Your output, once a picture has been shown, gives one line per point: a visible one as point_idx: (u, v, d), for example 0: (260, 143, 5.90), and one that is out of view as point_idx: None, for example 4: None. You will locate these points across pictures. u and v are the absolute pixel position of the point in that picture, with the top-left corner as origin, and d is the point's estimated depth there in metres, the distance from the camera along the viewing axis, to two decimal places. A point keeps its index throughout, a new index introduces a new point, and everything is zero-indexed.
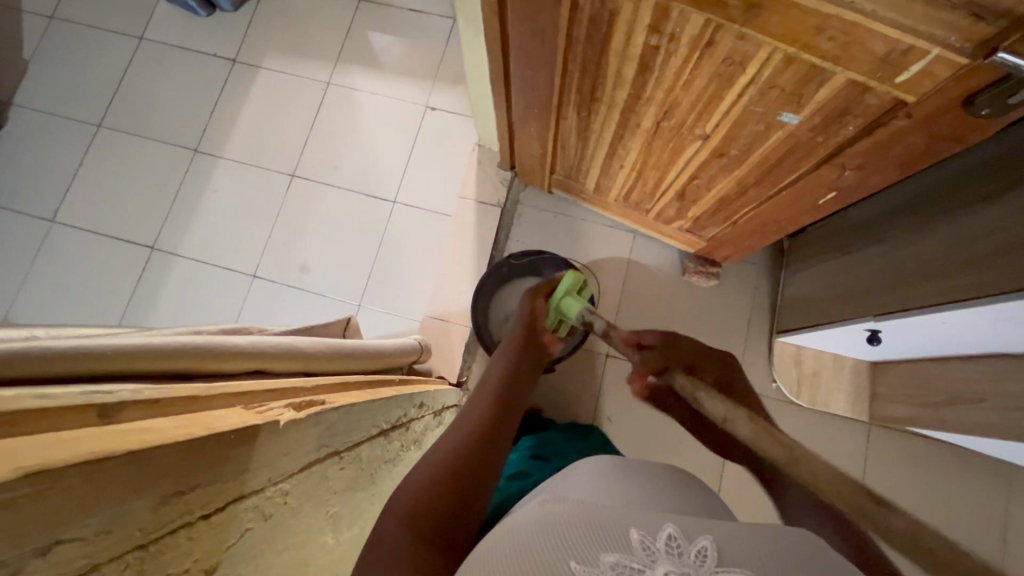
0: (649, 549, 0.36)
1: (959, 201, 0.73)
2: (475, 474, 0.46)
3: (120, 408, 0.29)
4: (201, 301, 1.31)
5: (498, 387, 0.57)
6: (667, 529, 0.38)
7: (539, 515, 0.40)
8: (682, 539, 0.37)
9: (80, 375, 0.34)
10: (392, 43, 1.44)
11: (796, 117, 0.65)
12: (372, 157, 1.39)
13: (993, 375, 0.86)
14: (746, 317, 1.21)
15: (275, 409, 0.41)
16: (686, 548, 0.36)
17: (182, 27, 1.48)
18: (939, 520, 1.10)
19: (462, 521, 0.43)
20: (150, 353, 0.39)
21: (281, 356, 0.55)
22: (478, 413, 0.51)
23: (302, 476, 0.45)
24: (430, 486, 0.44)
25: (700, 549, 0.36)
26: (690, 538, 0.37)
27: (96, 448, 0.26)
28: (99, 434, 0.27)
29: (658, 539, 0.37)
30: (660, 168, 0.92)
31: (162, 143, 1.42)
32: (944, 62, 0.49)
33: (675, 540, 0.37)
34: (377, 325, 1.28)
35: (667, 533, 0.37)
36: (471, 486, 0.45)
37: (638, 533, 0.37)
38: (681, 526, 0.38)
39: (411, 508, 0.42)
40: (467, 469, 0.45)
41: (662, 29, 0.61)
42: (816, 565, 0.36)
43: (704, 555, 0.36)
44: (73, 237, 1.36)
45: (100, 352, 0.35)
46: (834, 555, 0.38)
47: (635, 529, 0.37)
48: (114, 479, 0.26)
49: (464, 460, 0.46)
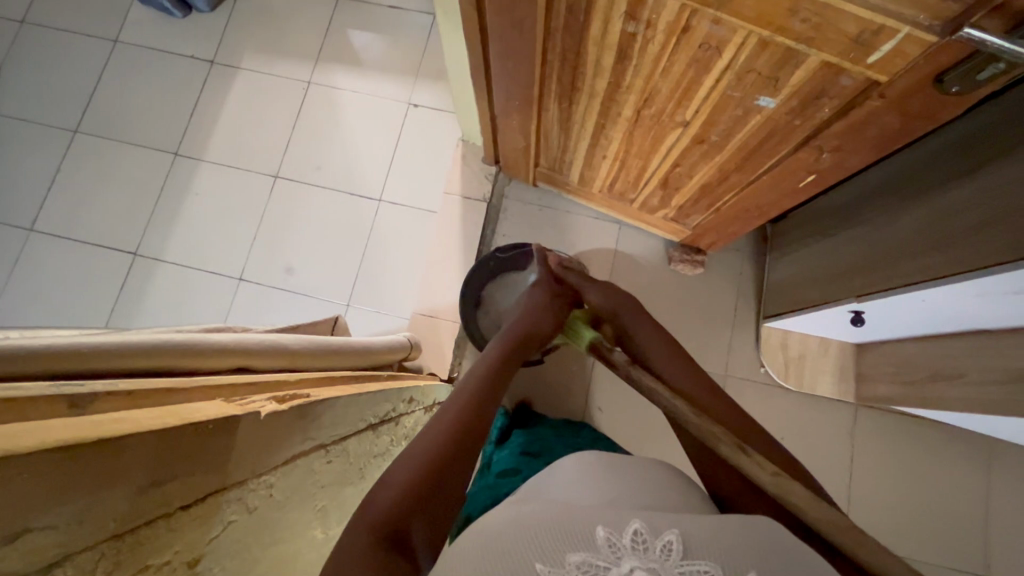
0: (615, 545, 0.38)
1: (935, 179, 0.74)
2: (445, 480, 0.46)
3: (92, 399, 0.29)
4: (186, 306, 1.30)
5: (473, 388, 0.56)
6: (634, 525, 0.39)
7: (509, 517, 0.42)
8: (647, 534, 0.38)
9: (57, 371, 0.34)
10: (373, 40, 1.43)
11: (773, 101, 0.66)
12: (356, 156, 1.38)
13: (972, 351, 0.88)
14: (732, 303, 1.22)
15: (256, 401, 0.40)
16: (651, 543, 0.38)
17: (158, 29, 1.46)
18: (925, 495, 1.12)
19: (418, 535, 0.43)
20: (128, 350, 0.38)
21: (268, 352, 0.55)
22: (455, 418, 0.51)
23: (288, 469, 0.45)
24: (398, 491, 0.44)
25: (665, 543, 0.38)
26: (657, 532, 0.39)
27: (63, 437, 0.25)
28: (70, 423, 0.26)
29: (624, 536, 0.38)
30: (642, 157, 0.93)
31: (140, 147, 1.39)
32: (914, 41, 0.50)
33: (641, 535, 0.38)
34: (366, 324, 1.28)
35: (633, 529, 0.39)
36: (438, 492, 0.45)
37: (604, 531, 0.38)
38: (647, 521, 0.40)
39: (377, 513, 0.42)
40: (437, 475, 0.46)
41: (638, 15, 0.61)
42: (770, 561, 0.38)
43: (670, 549, 0.38)
44: (52, 245, 1.34)
45: (76, 348, 0.35)
46: (794, 542, 0.41)
47: (602, 527, 0.39)
48: (84, 469, 0.26)
49: (434, 465, 0.46)
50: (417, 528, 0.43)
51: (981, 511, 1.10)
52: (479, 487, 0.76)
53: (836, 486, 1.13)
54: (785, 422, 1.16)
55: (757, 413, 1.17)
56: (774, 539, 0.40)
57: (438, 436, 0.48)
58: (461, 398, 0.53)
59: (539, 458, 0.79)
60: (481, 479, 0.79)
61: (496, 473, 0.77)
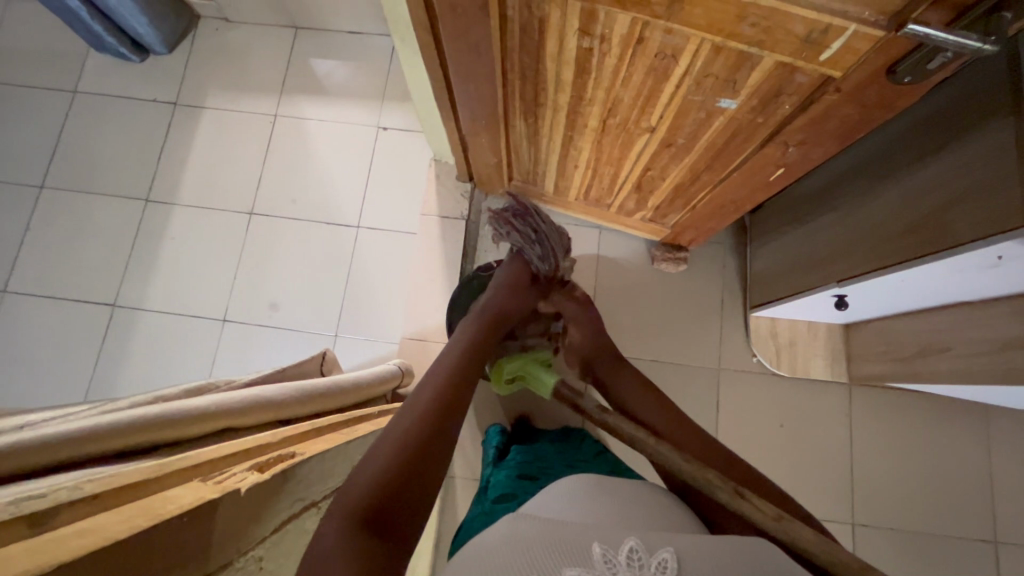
0: (611, 561, 0.41)
1: (900, 160, 0.75)
2: (414, 479, 0.51)
3: (53, 513, 0.27)
4: (171, 353, 1.28)
5: (447, 374, 0.64)
6: (630, 543, 0.42)
7: (504, 534, 0.45)
8: (643, 551, 0.41)
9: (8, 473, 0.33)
10: (337, 67, 1.43)
11: (734, 102, 0.66)
12: (329, 186, 1.37)
13: (954, 324, 0.89)
14: (718, 297, 1.23)
15: (237, 475, 0.40)
16: (647, 560, 0.41)
17: (117, 76, 1.44)
18: (924, 467, 1.13)
19: (396, 510, 0.48)
20: (92, 437, 0.38)
21: (253, 408, 0.54)
22: (429, 405, 0.58)
23: (276, 536, 0.45)
24: (380, 481, 0.49)
25: (661, 560, 0.40)
26: (652, 550, 0.41)
27: (27, 567, 0.23)
28: (33, 547, 0.24)
29: (620, 553, 0.41)
30: (614, 164, 0.93)
31: (109, 197, 1.37)
32: (861, 37, 0.51)
33: (636, 553, 0.41)
34: (355, 354, 1.27)
35: (629, 546, 0.41)
36: (418, 484, 0.51)
37: (600, 548, 0.41)
38: (644, 540, 0.42)
39: (357, 505, 0.47)
40: (423, 463, 0.52)
41: (592, 31, 0.61)
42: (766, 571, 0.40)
43: (665, 565, 0.40)
44: (27, 306, 1.31)
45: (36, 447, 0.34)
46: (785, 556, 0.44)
47: (598, 544, 0.42)
48: None
49: (421, 458, 0.52)
50: (391, 511, 0.48)
51: (980, 477, 1.12)
52: (475, 514, 0.74)
53: (837, 467, 1.14)
54: (783, 410, 1.17)
55: (752, 403, 1.18)
56: (763, 552, 0.43)
57: (418, 421, 0.56)
58: (434, 386, 0.61)
59: (533, 481, 0.78)
60: (478, 505, 0.78)
61: (491, 498, 0.76)
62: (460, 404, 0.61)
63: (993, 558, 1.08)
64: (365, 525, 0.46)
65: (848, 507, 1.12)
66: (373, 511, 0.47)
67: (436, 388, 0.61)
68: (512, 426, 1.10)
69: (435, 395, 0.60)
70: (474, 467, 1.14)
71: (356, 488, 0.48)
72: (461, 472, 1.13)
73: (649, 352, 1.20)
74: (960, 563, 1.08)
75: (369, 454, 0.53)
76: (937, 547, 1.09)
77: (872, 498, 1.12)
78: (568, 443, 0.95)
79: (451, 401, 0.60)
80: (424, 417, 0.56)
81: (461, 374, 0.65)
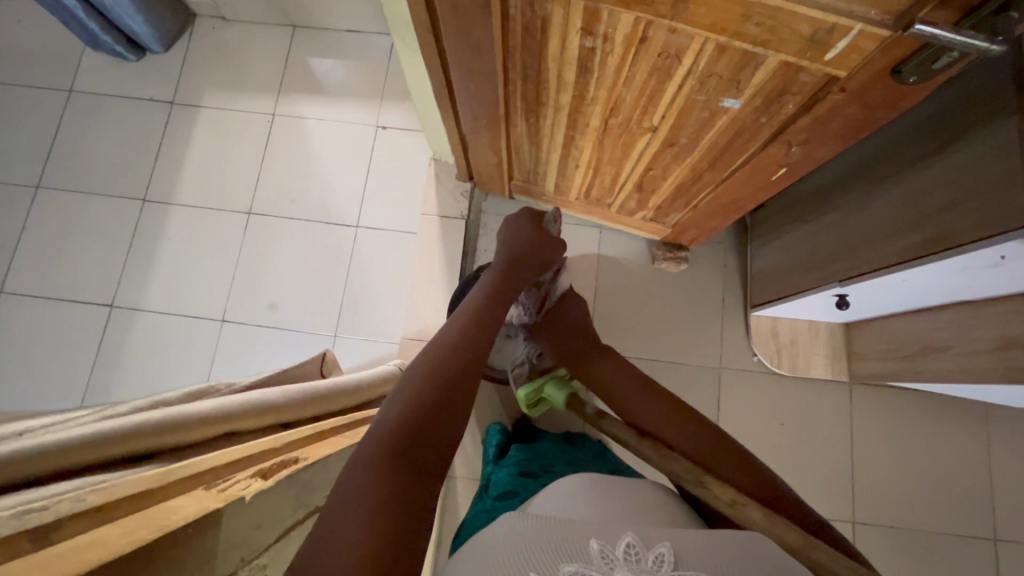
0: (608, 557, 0.40)
1: (903, 160, 0.75)
2: (438, 406, 0.50)
3: (56, 526, 0.27)
4: (169, 355, 1.27)
5: (470, 309, 0.63)
6: (627, 538, 0.41)
7: (502, 524, 0.44)
8: (640, 546, 0.41)
9: (3, 483, 0.33)
10: (335, 66, 1.42)
11: (737, 102, 0.66)
12: (328, 186, 1.36)
13: (955, 324, 0.89)
14: (719, 296, 1.23)
15: (241, 482, 0.40)
16: (643, 555, 0.40)
17: (113, 74, 1.43)
18: (926, 466, 1.13)
19: (423, 441, 0.47)
20: (96, 444, 0.38)
21: (259, 411, 0.54)
22: (454, 336, 0.58)
23: (280, 546, 0.46)
24: (408, 415, 0.48)
25: (657, 555, 0.40)
26: (649, 545, 0.41)
27: None
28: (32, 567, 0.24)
29: (617, 548, 0.41)
30: (615, 163, 0.93)
31: (106, 197, 1.36)
32: (867, 37, 0.51)
33: (633, 547, 0.41)
34: (355, 354, 1.27)
35: (626, 541, 0.41)
36: (443, 417, 0.50)
37: (597, 543, 0.41)
38: (641, 535, 0.42)
39: (382, 432, 0.47)
40: (452, 396, 0.51)
41: (595, 30, 0.61)
42: (765, 566, 0.40)
43: (662, 560, 0.40)
44: (23, 307, 1.30)
45: (37, 453, 0.34)
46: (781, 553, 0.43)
47: (595, 539, 0.41)
48: None
49: (445, 387, 0.51)
50: (416, 440, 0.47)
51: (981, 475, 1.12)
52: (475, 512, 0.74)
53: (838, 465, 1.14)
54: (784, 408, 1.17)
55: (753, 403, 1.18)
56: (761, 547, 0.42)
57: (445, 352, 0.55)
58: (459, 318, 0.61)
59: (534, 480, 0.77)
60: (479, 503, 0.77)
61: (492, 495, 0.76)
62: (484, 338, 0.59)
63: (994, 555, 1.08)
64: (394, 457, 0.45)
65: (848, 505, 1.12)
66: (405, 443, 0.46)
67: (462, 324, 0.60)
68: (514, 425, 1.10)
69: (460, 329, 0.59)
70: (475, 468, 1.13)
71: (387, 420, 0.48)
72: (463, 473, 1.13)
73: (650, 351, 1.20)
74: (962, 561, 1.08)
75: (402, 382, 0.52)
76: (937, 545, 1.09)
77: (873, 497, 1.12)
78: (570, 444, 0.94)
79: (479, 336, 0.60)
80: (452, 348, 0.56)
81: (484, 311, 0.63)
